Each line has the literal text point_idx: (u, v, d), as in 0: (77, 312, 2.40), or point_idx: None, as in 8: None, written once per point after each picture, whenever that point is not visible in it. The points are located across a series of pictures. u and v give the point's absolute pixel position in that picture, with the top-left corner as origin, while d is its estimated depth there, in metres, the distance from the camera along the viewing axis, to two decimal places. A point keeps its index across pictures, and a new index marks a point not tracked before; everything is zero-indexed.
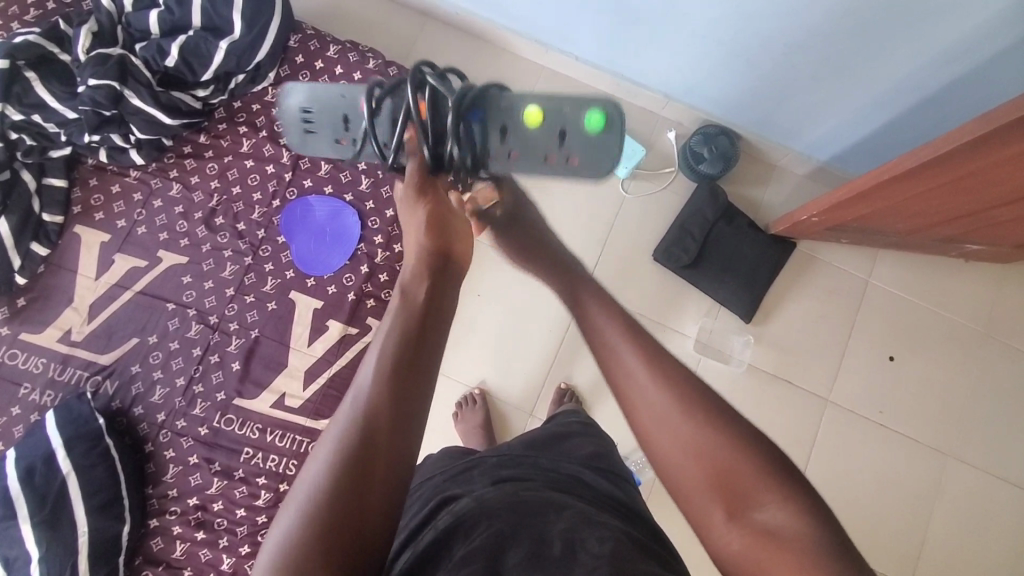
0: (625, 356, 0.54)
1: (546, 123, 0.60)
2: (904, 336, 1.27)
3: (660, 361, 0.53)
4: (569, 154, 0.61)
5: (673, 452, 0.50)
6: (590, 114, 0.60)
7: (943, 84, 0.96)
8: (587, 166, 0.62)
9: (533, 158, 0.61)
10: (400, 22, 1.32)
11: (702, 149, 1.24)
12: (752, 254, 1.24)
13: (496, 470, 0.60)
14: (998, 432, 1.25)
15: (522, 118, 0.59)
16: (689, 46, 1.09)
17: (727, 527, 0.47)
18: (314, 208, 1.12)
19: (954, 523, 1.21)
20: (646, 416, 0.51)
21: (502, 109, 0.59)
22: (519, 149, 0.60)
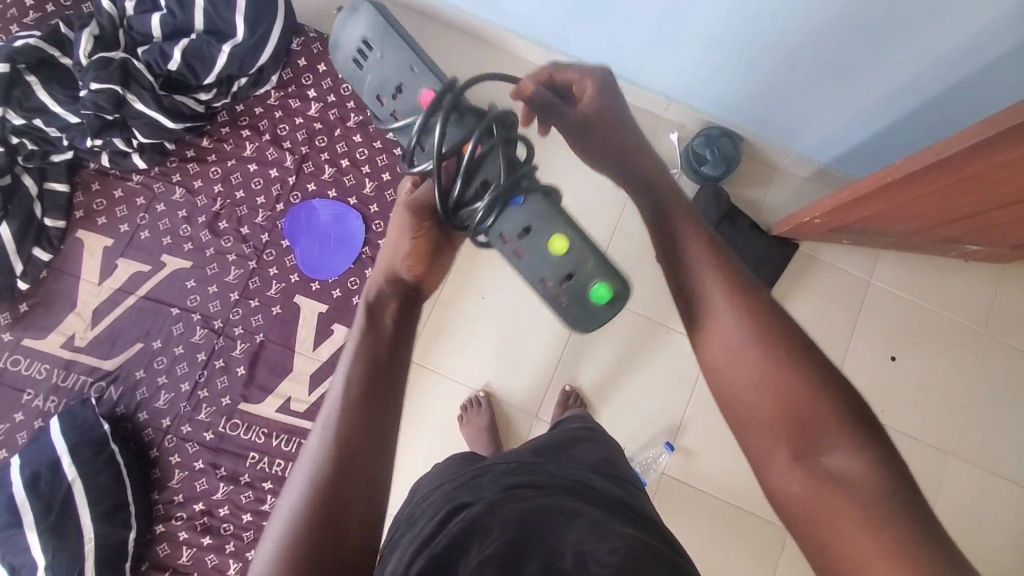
0: (709, 296, 0.51)
1: (565, 254, 0.56)
2: (905, 336, 1.27)
3: (740, 289, 0.50)
4: (563, 292, 0.57)
5: (741, 381, 0.47)
6: (596, 284, 0.56)
7: (945, 87, 0.97)
8: (568, 318, 0.57)
9: (533, 274, 0.57)
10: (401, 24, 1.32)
11: (710, 150, 1.24)
12: (755, 255, 1.24)
13: (507, 476, 0.60)
14: (998, 431, 1.26)
15: (548, 237, 0.55)
16: (692, 48, 1.09)
17: (790, 464, 0.45)
18: (318, 212, 1.11)
19: (955, 521, 1.22)
20: (715, 342, 0.49)
21: (541, 212, 0.55)
22: (526, 253, 0.56)
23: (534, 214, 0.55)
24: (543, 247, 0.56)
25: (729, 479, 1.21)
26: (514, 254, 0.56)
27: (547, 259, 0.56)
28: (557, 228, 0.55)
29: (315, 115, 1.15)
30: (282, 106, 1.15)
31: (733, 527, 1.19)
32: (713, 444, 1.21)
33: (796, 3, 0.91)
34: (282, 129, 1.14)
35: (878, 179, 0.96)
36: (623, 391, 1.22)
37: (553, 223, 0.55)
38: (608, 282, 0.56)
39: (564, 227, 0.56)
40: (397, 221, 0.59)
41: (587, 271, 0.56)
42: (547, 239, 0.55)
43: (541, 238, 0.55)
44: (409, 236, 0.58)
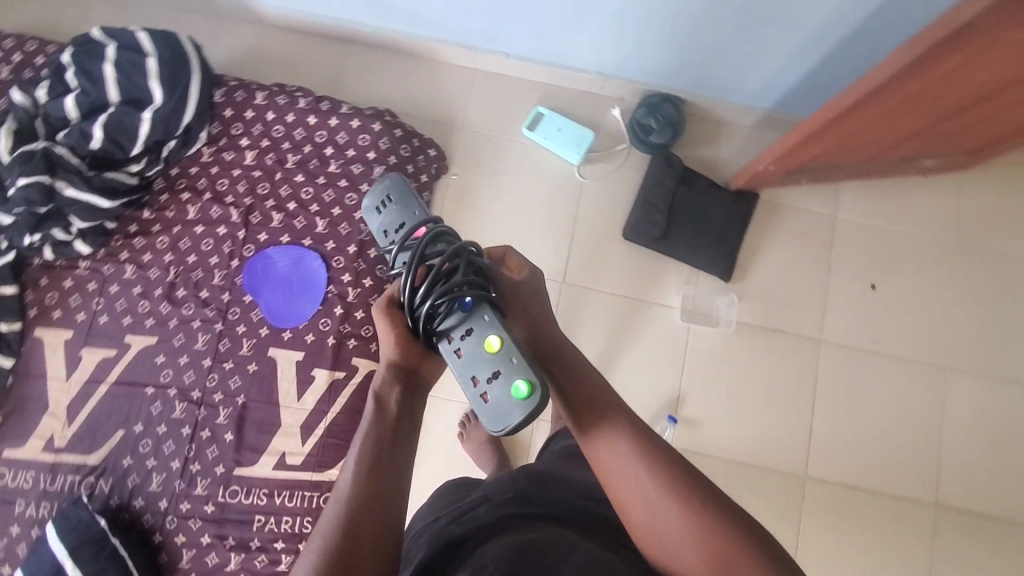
0: (623, 454, 0.55)
1: (497, 359, 0.56)
2: (881, 262, 1.28)
3: (641, 444, 0.56)
4: (489, 393, 0.56)
5: (662, 531, 0.53)
6: (517, 382, 0.55)
7: (870, 13, 0.97)
8: (491, 420, 0.56)
9: (463, 375, 0.57)
10: (323, 54, 1.29)
11: (657, 117, 1.24)
12: (719, 212, 1.24)
13: (503, 511, 0.59)
14: (988, 336, 1.27)
15: (487, 342, 0.56)
16: (616, 17, 1.06)
17: None
18: (275, 260, 1.08)
19: (964, 433, 1.23)
20: (632, 493, 0.54)
21: (485, 321, 0.57)
22: (462, 358, 0.57)
23: (478, 322, 0.57)
24: (473, 354, 0.56)
25: (740, 438, 1.19)
26: (456, 357, 0.57)
27: (484, 363, 0.56)
28: (493, 335, 0.56)
29: (251, 163, 1.11)
30: (217, 161, 1.12)
31: (754, 483, 1.17)
32: (715, 409, 1.20)
33: None
34: (221, 184, 1.11)
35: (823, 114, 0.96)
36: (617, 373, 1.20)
37: (496, 330, 0.57)
38: (525, 377, 0.55)
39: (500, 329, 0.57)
40: (386, 322, 0.58)
41: (507, 371, 0.56)
42: (479, 343, 0.56)
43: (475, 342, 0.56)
44: (391, 330, 0.58)
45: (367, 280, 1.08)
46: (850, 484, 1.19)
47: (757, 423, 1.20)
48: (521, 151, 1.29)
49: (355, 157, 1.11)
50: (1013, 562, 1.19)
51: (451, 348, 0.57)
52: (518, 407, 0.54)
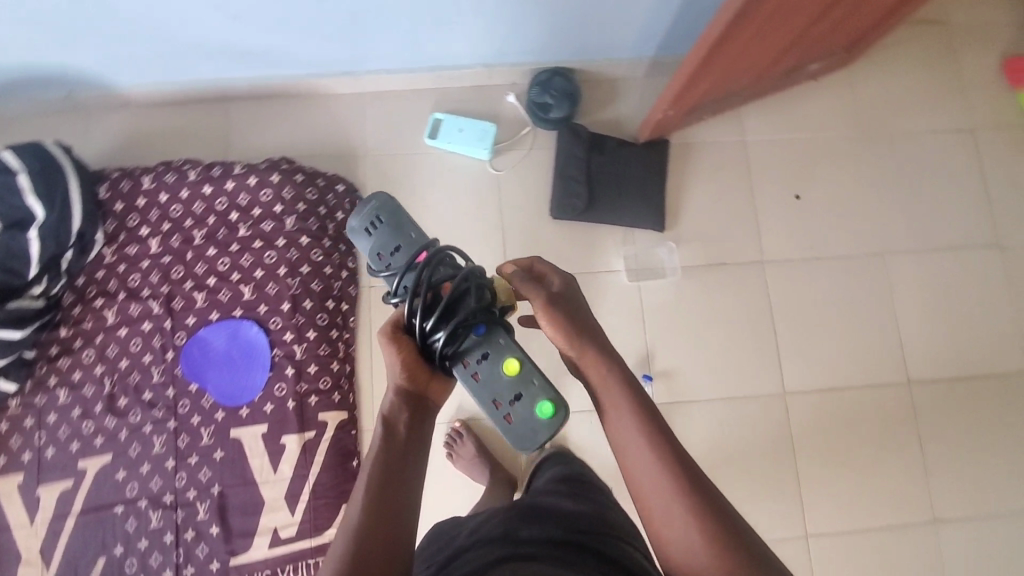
0: (629, 419, 0.60)
1: (515, 381, 0.66)
2: (799, 172, 1.31)
3: (651, 420, 0.60)
4: (512, 414, 0.66)
5: (658, 494, 0.57)
6: (539, 402, 0.66)
7: None
8: (515, 436, 0.65)
9: (483, 395, 0.67)
10: (204, 119, 1.25)
11: (552, 92, 1.24)
12: (636, 168, 1.25)
13: (497, 554, 0.57)
14: (914, 212, 1.32)
15: (504, 366, 0.67)
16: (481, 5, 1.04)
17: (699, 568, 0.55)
18: (211, 340, 1.04)
19: (916, 308, 1.28)
20: (634, 451, 0.59)
21: (499, 348, 0.67)
22: (481, 379, 0.66)
23: (493, 347, 0.67)
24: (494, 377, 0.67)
25: (715, 376, 1.21)
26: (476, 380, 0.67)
27: (505, 385, 0.67)
28: (512, 360, 0.66)
29: (158, 250, 1.07)
30: (122, 259, 1.07)
31: (739, 414, 1.20)
32: (685, 355, 1.22)
33: None
34: (133, 280, 1.06)
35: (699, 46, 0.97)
36: None
37: (513, 357, 0.66)
38: (545, 398, 0.66)
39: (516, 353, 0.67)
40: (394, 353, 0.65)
41: (529, 391, 0.67)
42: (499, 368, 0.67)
43: (494, 365, 0.67)
44: (397, 359, 0.65)
45: (311, 333, 1.06)
46: (826, 387, 1.22)
47: (726, 357, 1.22)
48: (429, 161, 1.26)
49: (263, 215, 1.08)
50: (990, 414, 1.25)
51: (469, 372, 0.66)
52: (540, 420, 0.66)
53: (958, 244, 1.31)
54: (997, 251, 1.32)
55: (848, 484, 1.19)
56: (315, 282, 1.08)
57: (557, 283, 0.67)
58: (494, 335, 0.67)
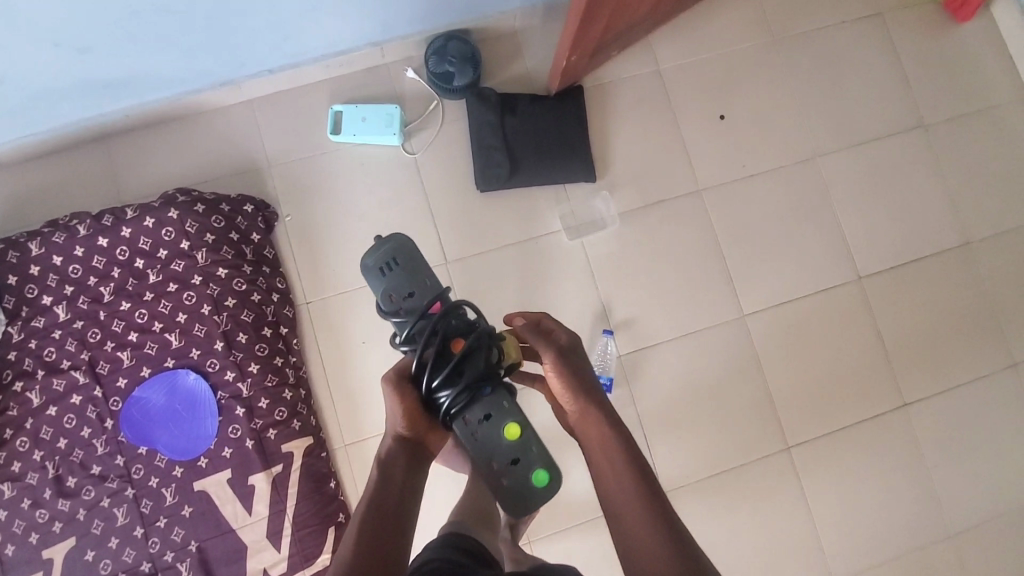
0: (601, 433, 0.67)
1: (515, 444, 0.80)
2: (719, 91, 1.28)
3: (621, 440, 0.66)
4: (507, 471, 0.79)
5: (617, 496, 0.61)
6: (536, 470, 0.80)
7: None
8: (512, 492, 0.79)
9: (485, 453, 0.80)
10: (86, 164, 1.14)
11: (450, 58, 1.16)
12: (554, 122, 1.19)
13: None
14: (837, 109, 1.31)
15: (506, 428, 0.80)
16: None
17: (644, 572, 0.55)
18: (149, 398, 0.98)
19: (855, 204, 1.28)
20: (601, 458, 0.65)
21: (501, 412, 0.81)
22: (483, 437, 0.79)
23: (494, 410, 0.80)
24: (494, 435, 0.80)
25: (674, 315, 1.20)
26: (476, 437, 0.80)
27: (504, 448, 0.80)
28: (512, 426, 0.80)
29: (67, 316, 0.99)
30: (31, 334, 0.98)
31: (704, 347, 1.20)
32: (642, 301, 1.20)
33: None
34: (49, 354, 0.98)
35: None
36: None
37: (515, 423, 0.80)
38: (540, 467, 0.80)
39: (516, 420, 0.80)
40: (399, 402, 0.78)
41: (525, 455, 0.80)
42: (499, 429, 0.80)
43: (496, 428, 0.80)
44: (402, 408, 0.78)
45: (253, 366, 1.01)
46: (782, 301, 1.23)
47: (681, 293, 1.21)
48: (340, 158, 1.18)
49: (171, 254, 1.01)
50: (939, 293, 1.28)
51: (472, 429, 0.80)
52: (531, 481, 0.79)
53: (884, 132, 1.31)
54: (921, 132, 1.32)
55: (817, 389, 1.22)
56: (245, 313, 1.02)
57: (564, 334, 0.77)
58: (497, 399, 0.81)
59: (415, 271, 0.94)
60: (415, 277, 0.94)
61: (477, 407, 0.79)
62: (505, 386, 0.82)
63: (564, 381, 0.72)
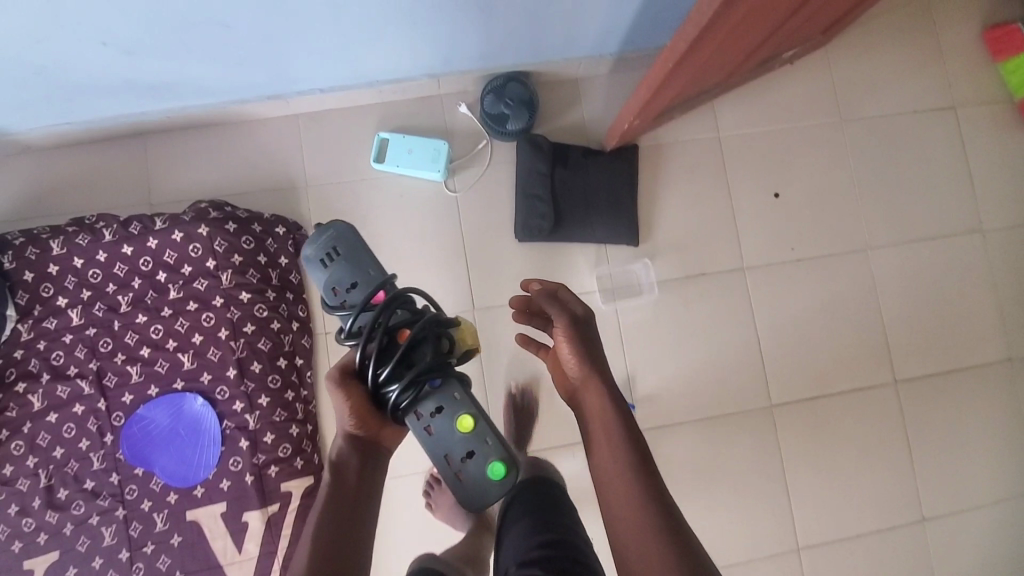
0: (602, 413, 0.66)
1: (468, 436, 0.75)
2: (777, 168, 1.23)
3: (622, 421, 0.64)
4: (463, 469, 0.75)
5: (611, 481, 0.62)
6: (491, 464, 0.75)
7: None
8: (467, 492, 0.74)
9: (439, 449, 0.74)
10: (120, 160, 1.11)
11: (507, 100, 1.11)
12: (603, 180, 1.14)
13: None
14: (895, 202, 1.25)
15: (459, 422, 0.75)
16: (420, 14, 0.90)
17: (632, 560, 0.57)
18: (153, 417, 0.94)
19: (901, 304, 1.23)
20: (599, 441, 0.64)
21: (455, 405, 0.75)
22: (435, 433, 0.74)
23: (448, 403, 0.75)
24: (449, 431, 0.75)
25: (700, 396, 1.16)
26: (429, 433, 0.74)
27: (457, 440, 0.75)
28: (465, 415, 0.75)
29: (81, 321, 0.95)
30: (41, 334, 0.95)
31: (726, 433, 1.16)
32: (668, 376, 1.16)
33: None
34: (57, 358, 0.95)
35: (667, 58, 0.87)
36: None
37: (466, 412, 0.75)
38: (494, 454, 0.74)
39: (470, 410, 0.75)
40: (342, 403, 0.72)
41: (479, 446, 0.75)
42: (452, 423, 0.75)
43: (450, 423, 0.74)
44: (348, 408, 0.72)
45: (263, 399, 0.97)
46: (812, 395, 1.18)
47: (710, 373, 1.17)
48: (379, 188, 1.14)
49: (195, 272, 0.97)
50: (975, 407, 1.23)
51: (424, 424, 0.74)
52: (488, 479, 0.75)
53: (941, 231, 1.26)
54: (978, 236, 1.27)
55: (833, 492, 1.17)
56: (262, 341, 0.98)
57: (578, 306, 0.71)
58: (448, 388, 0.75)
59: (356, 255, 0.87)
60: (357, 264, 0.86)
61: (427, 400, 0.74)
62: (461, 375, 0.76)
63: (574, 357, 0.68)
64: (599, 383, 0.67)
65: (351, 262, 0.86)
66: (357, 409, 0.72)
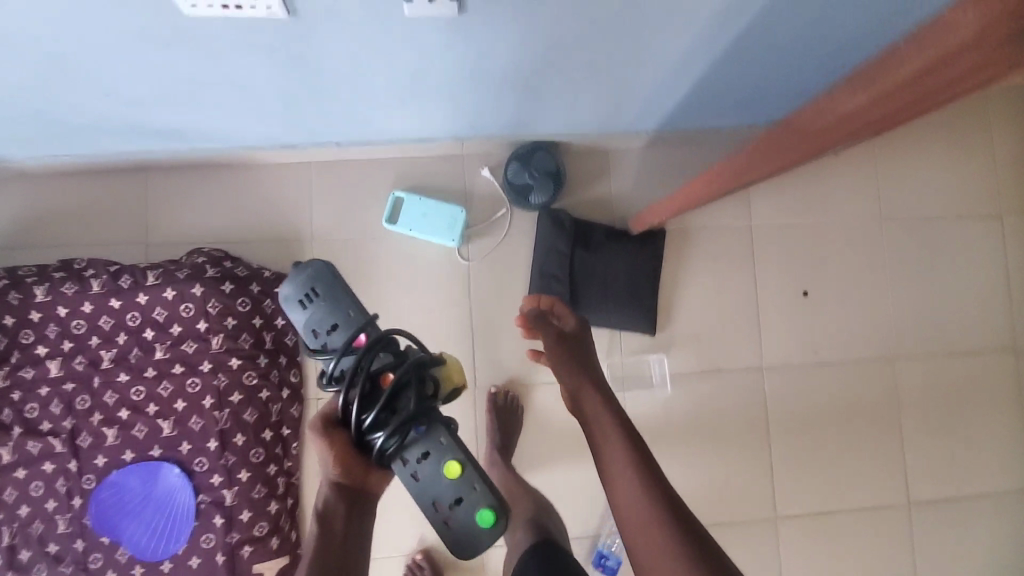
0: (594, 407, 0.70)
1: (458, 481, 0.55)
2: (809, 263, 1.16)
3: (609, 408, 0.69)
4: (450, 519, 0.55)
5: (612, 463, 0.63)
6: (480, 510, 0.55)
7: (727, 48, 0.76)
8: (452, 545, 0.55)
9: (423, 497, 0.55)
10: (120, 195, 1.05)
11: (533, 171, 1.05)
12: (625, 266, 1.08)
13: None
14: (930, 310, 1.19)
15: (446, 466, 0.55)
16: (448, 85, 0.85)
17: (639, 534, 0.58)
18: (126, 482, 0.89)
19: (923, 420, 1.17)
20: (597, 426, 0.68)
21: (438, 444, 0.55)
22: (421, 478, 0.55)
23: (435, 447, 0.55)
24: (438, 481, 0.56)
25: (703, 499, 1.10)
26: (416, 481, 0.56)
27: (445, 487, 0.56)
28: (452, 461, 0.56)
29: (60, 374, 0.90)
30: (16, 383, 0.89)
31: (726, 541, 1.10)
32: (671, 475, 1.10)
33: (494, 28, 0.69)
34: (30, 411, 0.89)
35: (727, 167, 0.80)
36: (557, 469, 1.10)
37: (455, 457, 0.56)
38: (485, 501, 0.55)
39: (459, 454, 0.56)
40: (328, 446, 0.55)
41: (470, 495, 0.55)
42: (440, 471, 0.55)
43: (431, 465, 0.55)
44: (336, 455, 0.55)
45: (243, 473, 0.92)
46: (819, 510, 1.13)
47: (714, 476, 1.11)
48: (389, 248, 1.08)
49: (184, 333, 0.91)
50: (989, 536, 1.17)
51: (410, 472, 0.55)
52: (474, 534, 0.55)
53: (973, 346, 1.19)
54: (1013, 354, 1.20)
55: None
56: (248, 411, 0.93)
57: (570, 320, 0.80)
58: (433, 435, 0.55)
59: (336, 289, 0.71)
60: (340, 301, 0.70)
61: (412, 442, 0.55)
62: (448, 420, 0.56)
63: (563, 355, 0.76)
64: (588, 378, 0.73)
65: (333, 300, 0.70)
66: (340, 457, 0.55)
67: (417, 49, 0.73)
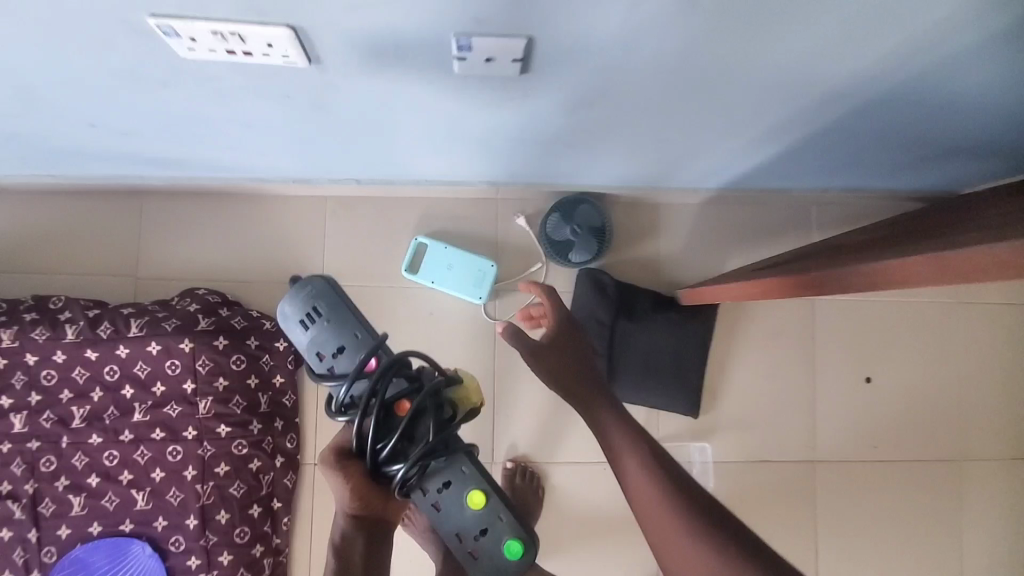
0: (597, 403, 0.69)
1: (482, 513, 0.58)
2: (874, 348, 1.04)
3: (609, 400, 0.69)
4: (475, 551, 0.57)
5: (618, 441, 0.64)
6: (507, 542, 0.57)
7: (833, 120, 0.63)
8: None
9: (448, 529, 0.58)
10: (111, 220, 0.93)
11: (576, 226, 0.92)
12: (671, 342, 0.95)
13: None
14: (1005, 410, 1.05)
15: (467, 497, 0.57)
16: (492, 140, 0.73)
17: (675, 529, 0.54)
18: (91, 559, 0.79)
19: (989, 533, 1.04)
20: (604, 419, 0.67)
21: (460, 475, 0.57)
22: (445, 512, 0.57)
23: (457, 475, 0.57)
24: (456, 511, 0.58)
25: None
26: (436, 511, 0.57)
27: (468, 520, 0.58)
28: (469, 487, 0.58)
29: (23, 431, 0.78)
30: None
31: None
32: None
33: (556, 85, 0.56)
34: None
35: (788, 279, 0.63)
36: (576, 560, 0.98)
37: (470, 485, 0.58)
38: (498, 517, 0.58)
39: (472, 478, 0.58)
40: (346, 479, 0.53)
41: (487, 516, 0.58)
42: (459, 501, 0.57)
43: (455, 498, 0.57)
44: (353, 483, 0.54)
45: (224, 556, 0.80)
46: None
47: None
48: (406, 300, 0.96)
49: (168, 393, 0.81)
50: None
51: (430, 505, 0.57)
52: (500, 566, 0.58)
53: None
54: None
55: None
56: (234, 485, 0.82)
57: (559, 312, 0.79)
58: (447, 461, 0.57)
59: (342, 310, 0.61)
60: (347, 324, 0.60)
61: (435, 473, 0.56)
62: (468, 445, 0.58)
63: (563, 353, 0.75)
64: (588, 374, 0.72)
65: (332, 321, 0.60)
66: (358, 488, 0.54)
67: (462, 105, 0.61)
